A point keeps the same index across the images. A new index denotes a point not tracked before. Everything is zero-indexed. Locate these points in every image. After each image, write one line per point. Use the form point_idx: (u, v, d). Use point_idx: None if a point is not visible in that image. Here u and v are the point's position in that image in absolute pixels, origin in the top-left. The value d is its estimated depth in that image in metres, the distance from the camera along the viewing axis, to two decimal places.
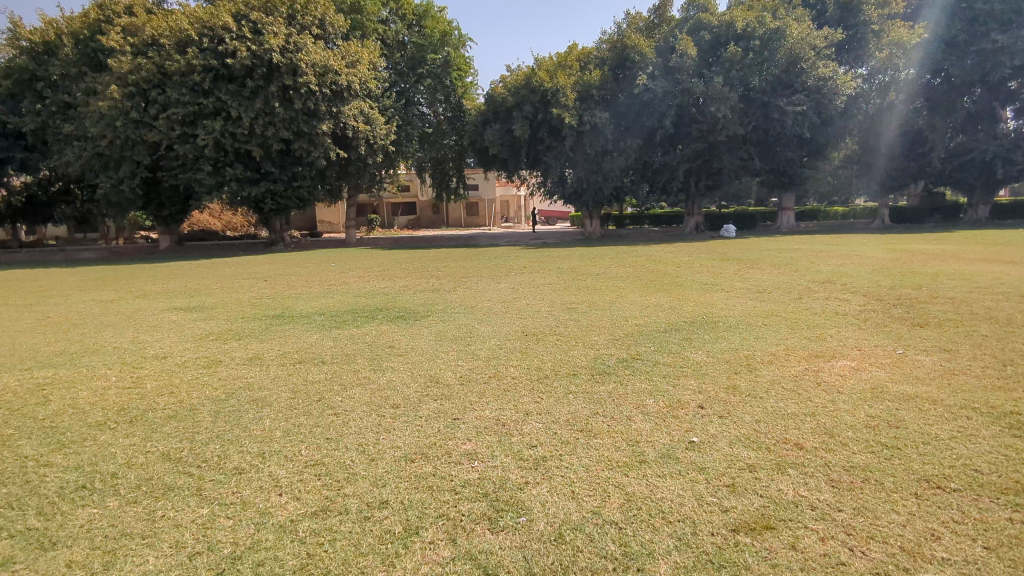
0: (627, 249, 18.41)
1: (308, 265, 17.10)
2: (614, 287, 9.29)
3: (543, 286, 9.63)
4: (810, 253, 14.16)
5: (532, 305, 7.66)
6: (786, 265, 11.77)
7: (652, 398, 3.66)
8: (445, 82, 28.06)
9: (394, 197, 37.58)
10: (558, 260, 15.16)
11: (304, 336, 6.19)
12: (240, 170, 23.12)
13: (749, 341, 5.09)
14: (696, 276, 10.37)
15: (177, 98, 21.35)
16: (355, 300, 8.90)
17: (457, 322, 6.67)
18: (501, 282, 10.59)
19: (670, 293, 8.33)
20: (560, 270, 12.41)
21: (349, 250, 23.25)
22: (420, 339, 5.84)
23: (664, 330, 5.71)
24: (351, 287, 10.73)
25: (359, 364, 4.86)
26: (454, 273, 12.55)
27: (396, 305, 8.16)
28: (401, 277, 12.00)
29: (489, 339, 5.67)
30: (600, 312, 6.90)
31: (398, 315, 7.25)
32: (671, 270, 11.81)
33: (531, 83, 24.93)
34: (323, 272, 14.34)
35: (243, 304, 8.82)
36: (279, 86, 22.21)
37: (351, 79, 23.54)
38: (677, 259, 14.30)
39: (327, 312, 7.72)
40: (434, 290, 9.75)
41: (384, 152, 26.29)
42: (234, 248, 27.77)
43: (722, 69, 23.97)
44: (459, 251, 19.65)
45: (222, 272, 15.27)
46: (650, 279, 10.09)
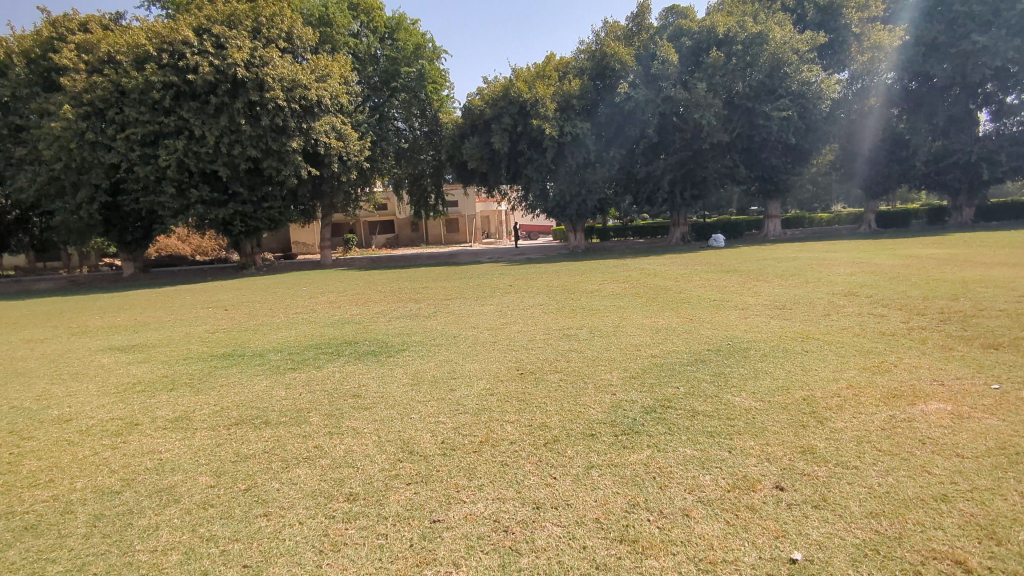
0: (615, 262, 17.61)
1: (278, 290, 15.98)
2: (613, 306, 8.37)
3: (535, 308, 8.67)
4: (812, 261, 13.39)
5: (524, 332, 6.66)
6: (792, 275, 10.97)
7: (708, 474, 2.65)
8: (420, 96, 27.18)
9: (371, 216, 36.50)
10: (546, 276, 14.24)
11: (253, 382, 5.11)
12: (206, 192, 21.89)
13: (799, 377, 4.13)
14: (699, 292, 9.50)
15: (135, 117, 20.25)
16: (323, 331, 7.86)
17: (439, 357, 5.64)
18: (487, 303, 9.62)
19: (678, 313, 7.42)
20: (550, 288, 11.46)
21: (324, 273, 22.10)
22: (394, 383, 4.80)
23: (688, 364, 4.74)
24: (320, 315, 9.70)
25: (313, 425, 3.80)
26: (434, 294, 11.56)
27: (369, 336, 7.13)
28: (377, 302, 10.97)
29: (477, 382, 4.65)
30: (605, 340, 5.92)
31: (370, 350, 6.21)
32: (669, 284, 10.93)
33: (509, 94, 24.10)
34: (291, 297, 13.26)
35: (192, 340, 7.72)
36: (244, 102, 21.15)
37: (322, 93, 22.52)
38: (672, 272, 13.46)
39: (285, 348, 6.65)
40: (413, 316, 8.75)
41: (359, 168, 25.33)
42: (203, 273, 26.45)
43: (705, 75, 23.40)
44: (439, 271, 18.66)
45: (184, 300, 14.16)
46: (650, 297, 9.17)
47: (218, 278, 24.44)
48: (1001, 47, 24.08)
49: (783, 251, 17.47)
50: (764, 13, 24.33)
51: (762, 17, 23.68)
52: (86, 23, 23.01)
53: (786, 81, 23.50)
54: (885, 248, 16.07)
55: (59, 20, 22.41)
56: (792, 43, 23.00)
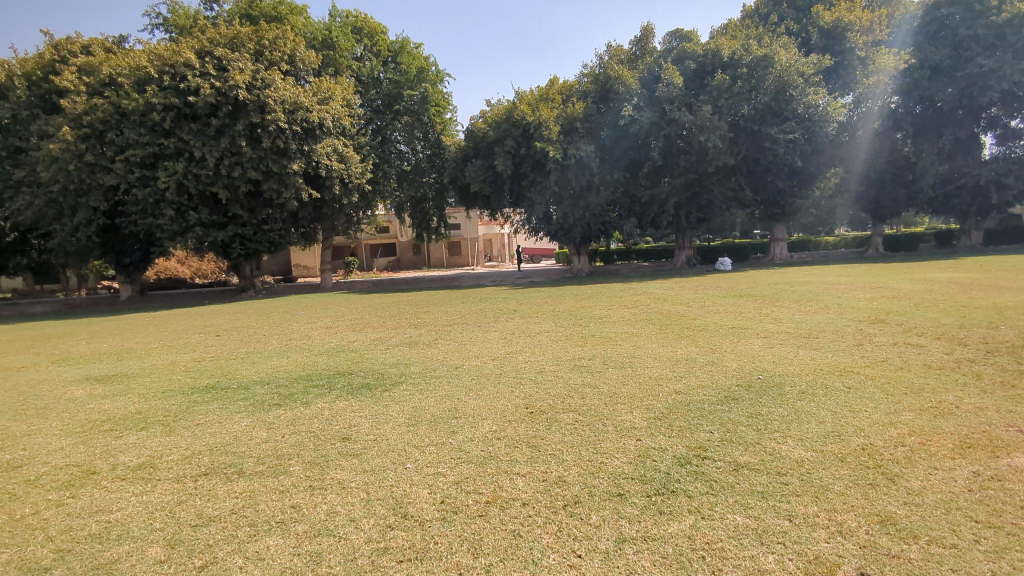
0: (622, 286, 17.17)
1: (275, 314, 15.54)
2: (624, 334, 7.88)
3: (541, 336, 8.19)
4: (826, 285, 12.95)
5: (532, 363, 6.16)
6: (810, 300, 10.49)
7: (768, 556, 2.17)
8: (423, 119, 26.96)
9: (372, 239, 36.17)
10: (550, 301, 13.76)
11: (233, 420, 4.61)
12: (205, 214, 21.54)
13: (849, 421, 3.63)
14: (714, 318, 9.01)
15: (135, 139, 20.03)
16: (316, 360, 7.37)
17: (439, 391, 5.15)
18: (491, 330, 9.15)
19: (696, 342, 6.92)
20: (555, 314, 10.99)
21: (324, 296, 21.66)
22: (390, 423, 4.29)
23: (717, 402, 4.24)
24: (314, 342, 9.23)
25: (295, 475, 3.32)
26: (437, 320, 11.10)
27: (366, 366, 6.65)
28: (375, 328, 10.50)
29: (482, 423, 4.15)
30: (622, 373, 5.40)
31: (364, 383, 5.70)
32: (681, 310, 10.45)
33: (513, 116, 23.87)
34: (287, 322, 12.79)
35: (178, 370, 7.24)
36: (245, 124, 20.93)
37: (324, 115, 22.31)
38: (682, 296, 12.99)
39: (274, 380, 6.16)
40: (413, 343, 8.28)
41: (360, 191, 25.02)
42: (201, 297, 26.02)
43: (710, 98, 23.18)
44: (441, 295, 18.22)
45: (178, 325, 13.70)
46: (663, 323, 8.69)
47: (217, 302, 24.02)
48: (1008, 70, 23.84)
49: (794, 275, 17.03)
50: (769, 36, 24.20)
51: (767, 40, 23.54)
52: (88, 46, 22.92)
53: (792, 104, 23.22)
54: (900, 272, 15.62)
55: (62, 43, 22.31)
56: (798, 66, 22.78)
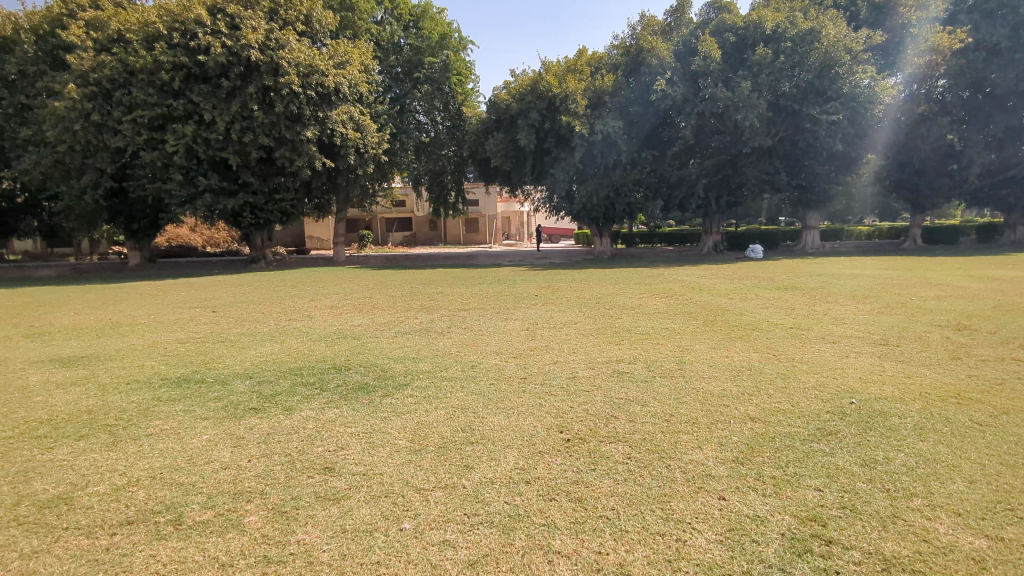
0: (649, 271, 16.10)
1: (281, 288, 14.71)
2: (663, 332, 6.89)
3: (569, 329, 7.23)
4: (878, 281, 11.81)
5: (561, 367, 5.18)
6: (867, 298, 9.40)
7: None
8: (444, 88, 25.68)
9: (388, 212, 35.23)
10: (574, 286, 12.77)
11: (192, 431, 3.72)
12: (215, 181, 20.67)
13: (1013, 484, 2.65)
14: (764, 315, 7.97)
15: (143, 99, 19.16)
16: (312, 348, 6.48)
17: (452, 401, 4.21)
18: (510, 319, 8.21)
19: (752, 347, 5.90)
20: (581, 301, 10.01)
21: (335, 271, 20.82)
22: (386, 448, 3.36)
23: (813, 439, 3.25)
24: (316, 325, 8.35)
25: (252, 533, 2.43)
26: (451, 303, 10.15)
27: (367, 360, 5.74)
28: (384, 310, 9.61)
29: (506, 454, 3.21)
30: (675, 386, 4.42)
31: (362, 384, 4.79)
32: (722, 302, 9.43)
33: (538, 88, 22.68)
34: (291, 299, 11.95)
35: (156, 353, 6.39)
36: (258, 86, 19.94)
37: (340, 80, 21.23)
38: (719, 286, 11.91)
39: (259, 373, 5.28)
40: (423, 332, 7.35)
41: (376, 162, 23.98)
42: (211, 266, 25.34)
43: (749, 74, 21.76)
44: (457, 274, 17.30)
45: (177, 297, 12.93)
46: (707, 320, 7.68)
47: (226, 272, 23.28)
48: None
49: (832, 267, 15.89)
50: (815, 9, 22.55)
51: (814, 13, 21.94)
52: None
53: (837, 83, 21.64)
54: (951, 267, 14.41)
55: None
56: (846, 41, 21.18)
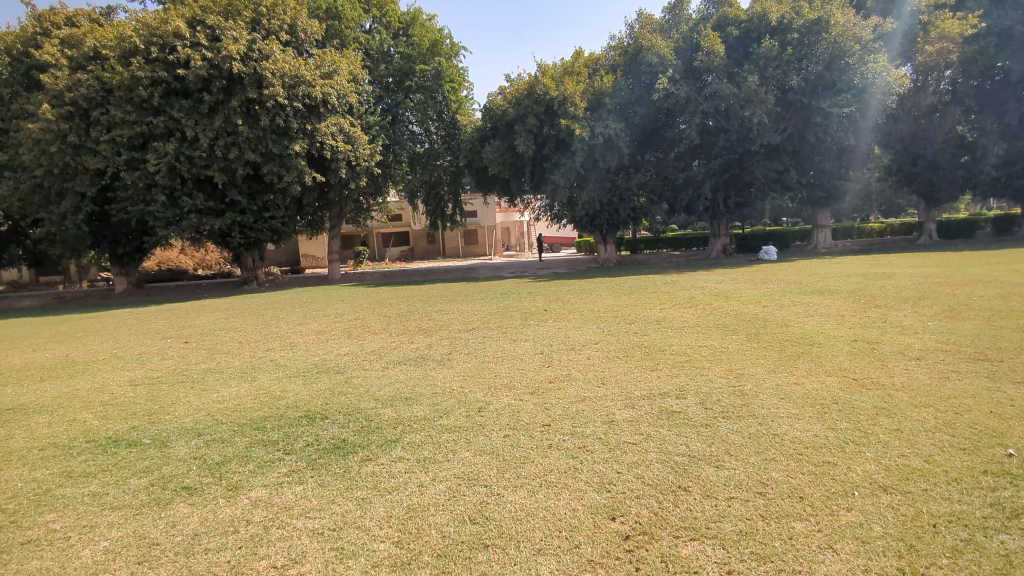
0: (664, 279, 15.04)
1: (268, 312, 13.66)
2: (704, 351, 5.81)
3: (589, 352, 6.16)
4: (918, 280, 10.73)
5: (595, 406, 4.11)
6: (919, 300, 8.35)
7: None
8: (437, 97, 24.77)
9: (385, 227, 34.23)
10: (585, 298, 11.71)
11: (89, 536, 2.64)
12: (200, 200, 19.61)
13: None
14: (812, 325, 6.91)
15: (121, 117, 18.18)
16: (287, 388, 5.42)
17: (455, 468, 3.12)
18: (519, 341, 7.15)
19: (822, 368, 4.82)
20: (597, 316, 8.96)
21: (329, 290, 19.73)
22: (363, 561, 2.30)
23: (995, 529, 2.20)
24: (296, 355, 7.29)
25: None
26: (451, 323, 9.10)
27: (350, 403, 4.68)
28: (376, 334, 8.54)
29: (540, 571, 2.15)
30: (753, 436, 3.33)
31: (336, 442, 3.71)
32: (757, 311, 8.34)
33: (534, 91, 21.80)
34: (276, 324, 10.89)
35: (98, 402, 5.32)
36: (242, 100, 18.97)
37: (328, 91, 20.27)
38: (745, 293, 10.84)
39: (211, 429, 4.20)
40: (419, 361, 6.27)
41: (369, 175, 22.95)
42: (200, 289, 24.29)
43: (756, 67, 20.80)
44: (457, 289, 16.23)
45: (154, 326, 11.89)
46: (748, 335, 6.59)
47: (216, 295, 22.25)
48: None
49: (858, 266, 14.86)
50: None
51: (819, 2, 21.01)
52: (74, 17, 20.95)
53: (848, 74, 20.47)
54: (986, 261, 13.36)
55: (45, 14, 20.35)
56: (856, 30, 20.16)
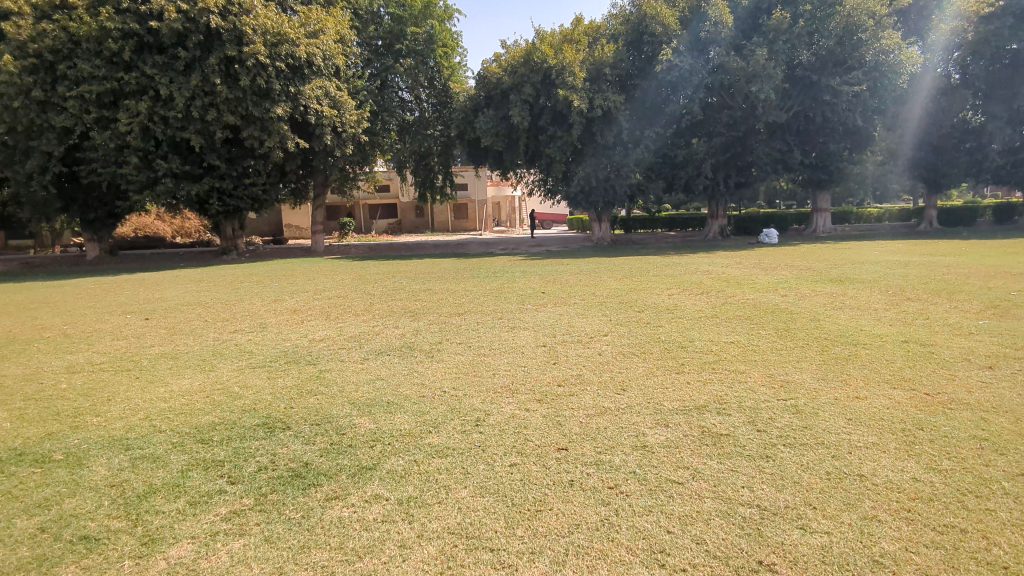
0: (666, 261, 14.30)
1: (245, 286, 12.74)
2: (731, 349, 5.07)
3: (599, 347, 5.39)
4: (941, 270, 10.07)
5: (620, 423, 3.37)
6: (952, 293, 7.65)
7: None
8: (429, 62, 23.47)
9: (371, 198, 33.12)
10: (585, 279, 10.92)
11: None
12: (176, 164, 18.43)
13: None
14: (845, 320, 6.19)
15: (89, 72, 16.88)
16: (250, 383, 4.60)
17: (449, 519, 2.37)
18: (517, 329, 6.38)
19: (879, 377, 4.08)
20: (600, 301, 8.20)
21: (312, 262, 18.77)
22: None
23: None
24: (266, 339, 6.46)
25: None
26: (440, 305, 8.31)
27: (320, 407, 3.88)
28: (358, 316, 7.72)
29: None
30: (835, 477, 2.59)
31: (296, 468, 2.91)
32: (777, 301, 7.61)
33: (531, 60, 20.75)
34: (250, 300, 10.02)
35: (21, 395, 4.48)
36: (221, 57, 17.73)
37: (312, 51, 19.07)
38: (755, 279, 10.11)
39: (146, 440, 3.39)
40: (404, 352, 5.48)
41: (356, 142, 21.79)
42: (177, 258, 23.20)
43: (765, 40, 19.86)
44: (447, 266, 15.40)
45: (116, 298, 10.94)
46: (775, 330, 5.86)
47: (192, 264, 21.19)
48: None
49: (869, 252, 14.17)
50: None
51: None
52: None
53: (859, 50, 19.68)
54: (1004, 251, 12.72)
55: None
56: (871, 3, 19.27)
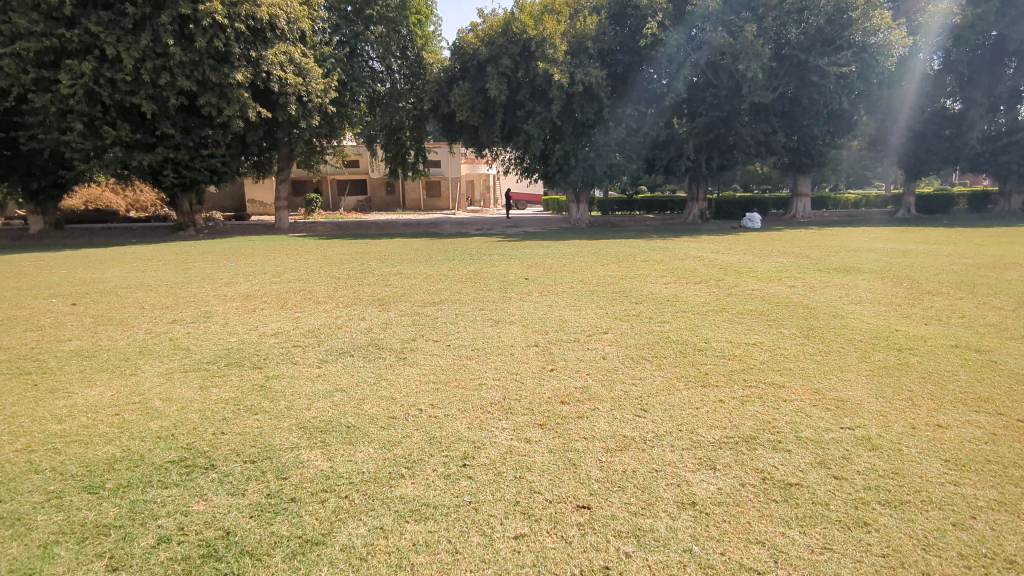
0: (652, 245, 13.60)
1: (197, 265, 11.62)
2: (758, 355, 4.32)
3: (601, 348, 4.60)
4: (945, 260, 9.56)
5: (653, 465, 2.57)
6: (972, 286, 7.06)
7: None
8: (401, 30, 22.12)
9: (339, 173, 31.74)
10: (569, 265, 10.13)
11: None
12: (127, 132, 16.93)
13: None
14: (871, 318, 5.51)
15: (25, 27, 15.30)
16: (177, 393, 3.69)
17: None
18: (503, 324, 5.56)
19: (953, 396, 3.37)
20: (591, 290, 7.44)
21: (274, 240, 17.58)
22: None
23: None
24: (207, 331, 5.52)
25: None
26: (414, 292, 7.44)
27: (257, 433, 2.99)
28: (320, 303, 6.80)
29: None
30: (973, 566, 1.87)
31: (211, 543, 2.05)
32: (786, 293, 6.95)
33: (510, 30, 19.68)
34: (200, 282, 8.98)
35: None
36: (174, 16, 16.22)
37: (275, 12, 17.67)
38: (751, 266, 9.46)
39: (10, 488, 2.47)
40: (371, 352, 4.60)
41: (323, 114, 20.41)
42: (129, 233, 21.70)
43: (754, 16, 19.12)
44: (421, 246, 14.44)
45: (48, 278, 9.77)
46: (798, 329, 5.15)
47: (146, 240, 19.79)
48: None
49: (860, 239, 13.68)
50: None
51: None
52: None
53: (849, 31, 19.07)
54: (999, 240, 12.34)
55: None
56: None
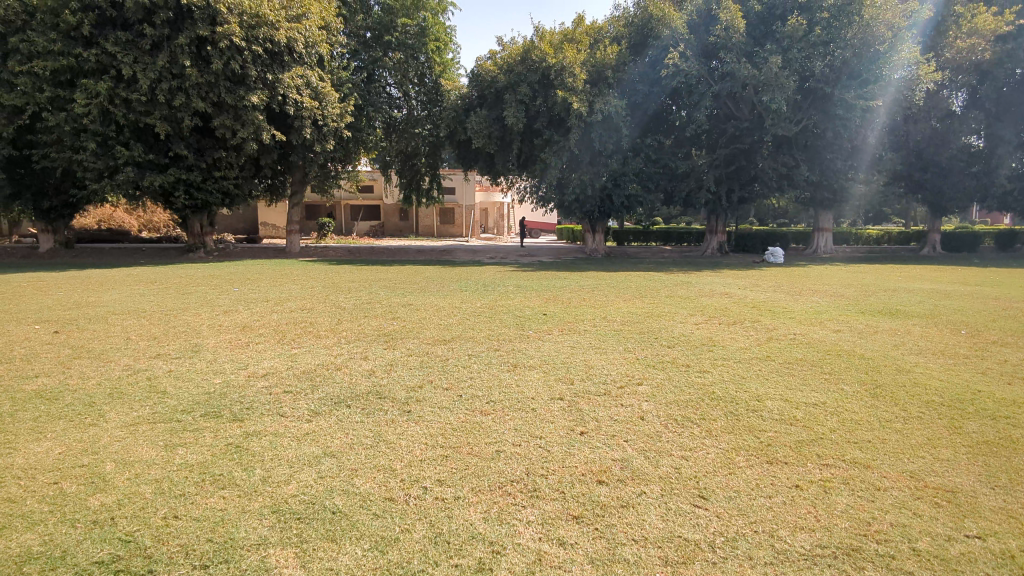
0: (675, 279, 12.99)
1: (199, 290, 11.10)
2: (825, 420, 3.64)
3: (637, 405, 3.93)
4: (996, 304, 8.85)
5: None
6: None
7: None
8: (420, 57, 21.92)
9: (353, 198, 31.52)
10: (591, 299, 9.52)
11: None
12: (140, 153, 16.61)
13: None
14: (941, 374, 4.82)
15: (42, 46, 15.15)
16: (137, 454, 3.08)
17: None
18: (523, 369, 4.93)
19: None
20: (617, 330, 6.82)
21: (282, 264, 17.10)
22: None
23: None
24: (191, 370, 4.92)
25: None
26: (424, 327, 6.86)
27: (220, 520, 2.37)
28: (321, 339, 6.20)
29: None
30: None
31: None
32: (832, 338, 6.29)
33: (530, 58, 19.37)
34: (198, 310, 8.45)
35: None
36: (192, 38, 16.03)
37: (293, 36, 17.47)
38: (786, 306, 8.80)
39: None
40: (371, 403, 3.98)
41: (338, 138, 20.11)
42: (138, 254, 21.35)
43: (779, 48, 18.72)
44: (432, 275, 13.91)
45: (42, 301, 9.30)
46: (862, 386, 4.46)
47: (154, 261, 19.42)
48: None
49: (893, 278, 12.99)
50: None
51: None
52: None
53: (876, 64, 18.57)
54: None
55: None
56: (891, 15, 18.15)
